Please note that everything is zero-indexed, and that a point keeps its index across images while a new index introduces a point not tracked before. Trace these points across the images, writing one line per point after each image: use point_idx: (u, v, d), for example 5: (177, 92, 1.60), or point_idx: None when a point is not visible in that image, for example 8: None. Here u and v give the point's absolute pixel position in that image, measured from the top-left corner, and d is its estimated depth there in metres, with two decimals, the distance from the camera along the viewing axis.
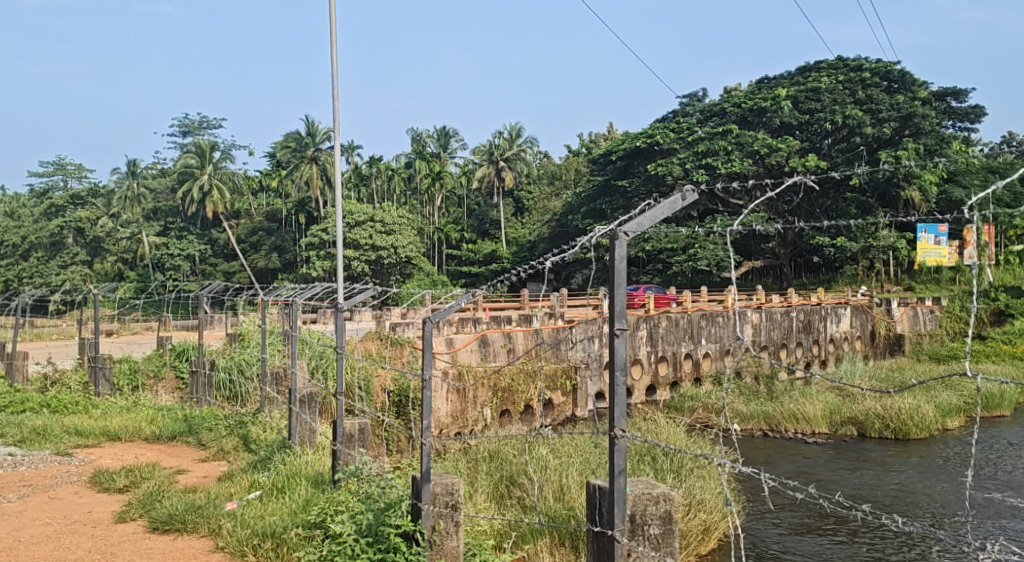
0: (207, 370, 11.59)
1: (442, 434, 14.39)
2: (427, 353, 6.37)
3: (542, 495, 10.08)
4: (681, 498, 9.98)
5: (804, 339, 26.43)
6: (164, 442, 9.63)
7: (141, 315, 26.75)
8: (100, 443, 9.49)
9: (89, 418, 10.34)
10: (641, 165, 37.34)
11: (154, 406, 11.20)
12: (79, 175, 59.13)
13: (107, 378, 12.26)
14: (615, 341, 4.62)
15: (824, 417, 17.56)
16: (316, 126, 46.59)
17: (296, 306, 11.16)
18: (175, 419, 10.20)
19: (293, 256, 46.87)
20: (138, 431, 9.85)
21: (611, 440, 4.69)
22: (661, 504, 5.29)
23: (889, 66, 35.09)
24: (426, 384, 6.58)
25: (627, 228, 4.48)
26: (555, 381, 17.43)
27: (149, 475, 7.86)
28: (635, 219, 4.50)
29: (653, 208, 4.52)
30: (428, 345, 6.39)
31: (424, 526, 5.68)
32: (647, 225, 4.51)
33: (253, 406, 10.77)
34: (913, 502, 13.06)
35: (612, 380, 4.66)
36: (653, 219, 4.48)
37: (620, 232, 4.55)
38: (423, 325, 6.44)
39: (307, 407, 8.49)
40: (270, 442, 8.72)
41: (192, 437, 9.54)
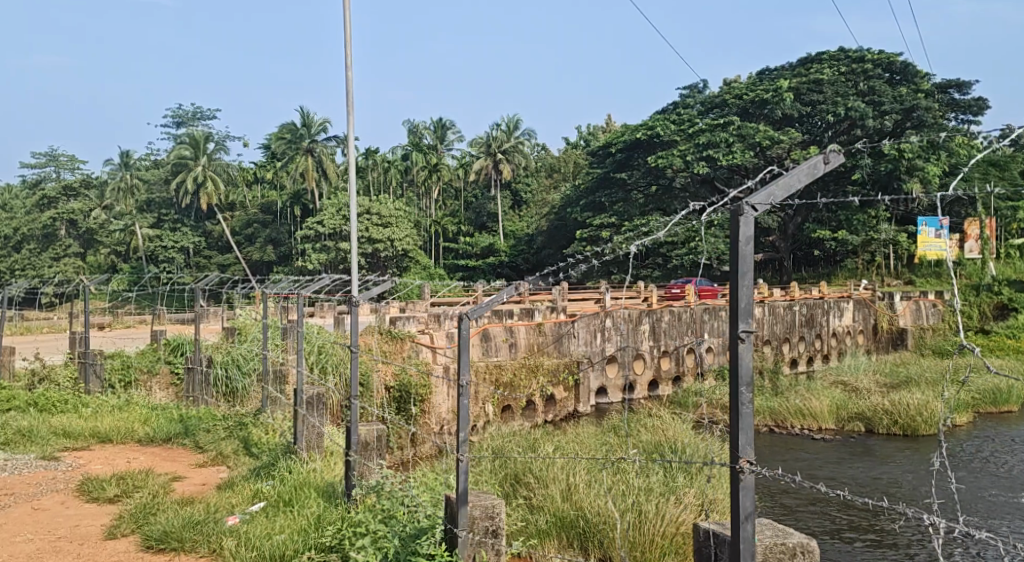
0: (203, 368, 11.22)
1: (444, 432, 13.96)
2: (465, 351, 5.71)
3: (550, 495, 9.71)
4: (694, 499, 9.70)
5: (807, 333, 26.22)
6: (157, 444, 9.26)
7: (134, 308, 26.34)
8: (89, 446, 9.14)
9: (78, 419, 9.95)
10: (641, 157, 36.98)
11: (147, 405, 10.81)
12: (71, 166, 58.63)
13: (97, 374, 11.90)
14: (740, 348, 3.73)
15: (831, 413, 17.33)
16: (310, 117, 46.37)
17: (300, 298, 10.81)
18: (169, 419, 9.83)
19: (288, 249, 46.45)
20: (129, 432, 9.47)
21: (732, 477, 3.79)
22: (799, 560, 4.50)
23: (891, 57, 34.83)
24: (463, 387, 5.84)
25: (757, 199, 3.60)
26: (558, 376, 17.16)
27: (142, 484, 7.50)
28: (766, 189, 3.64)
29: (788, 173, 3.69)
30: (467, 344, 5.76)
31: (462, 556, 5.34)
32: (780, 196, 3.65)
33: (252, 406, 10.43)
34: (923, 502, 12.64)
35: (735, 399, 3.74)
36: (788, 187, 3.64)
37: (747, 204, 3.65)
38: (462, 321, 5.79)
39: (313, 410, 8.06)
40: (274, 446, 8.39)
41: (188, 440, 9.20)
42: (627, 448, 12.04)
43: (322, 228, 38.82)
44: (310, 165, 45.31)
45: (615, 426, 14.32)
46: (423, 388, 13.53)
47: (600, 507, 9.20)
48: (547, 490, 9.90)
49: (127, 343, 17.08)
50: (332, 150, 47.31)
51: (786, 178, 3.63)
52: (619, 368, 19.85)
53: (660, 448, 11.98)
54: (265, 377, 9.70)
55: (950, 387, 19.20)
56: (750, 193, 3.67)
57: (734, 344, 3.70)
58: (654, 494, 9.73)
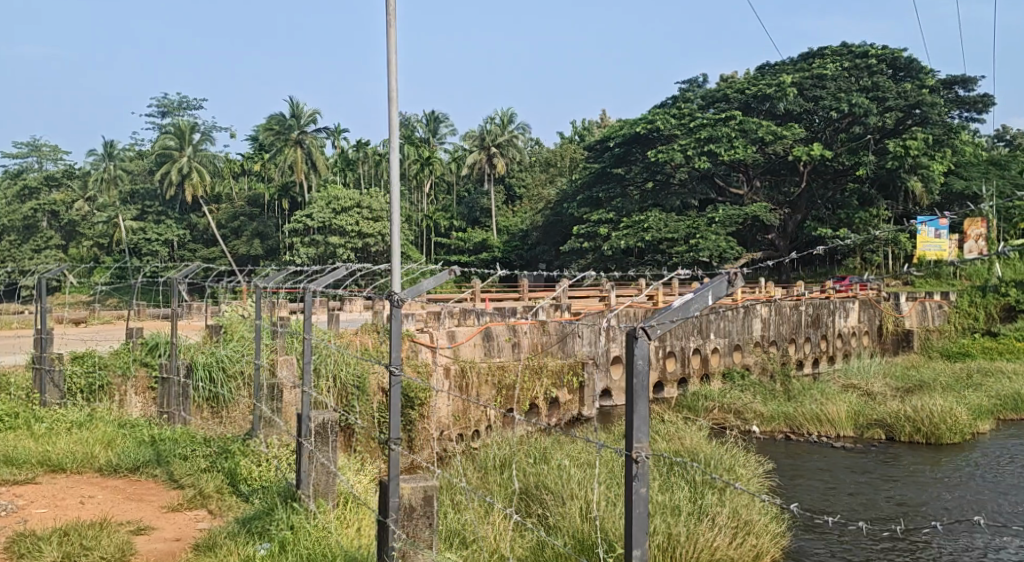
0: (180, 379, 9.77)
1: (444, 439, 12.93)
2: (639, 401, 3.63)
3: (565, 513, 8.76)
4: (729, 520, 8.81)
5: (813, 335, 25.49)
6: (123, 475, 8.10)
7: (112, 304, 25.10)
8: (34, 479, 7.87)
9: (31, 440, 8.85)
10: (639, 152, 36.01)
11: (114, 422, 9.71)
12: (54, 157, 57.25)
13: (56, 384, 10.82)
14: (638, 394, 3.65)
15: (849, 419, 16.52)
16: (301, 107, 45.21)
17: (307, 293, 9.23)
18: (137, 444, 8.73)
19: (276, 243, 45.33)
20: (88, 459, 8.31)
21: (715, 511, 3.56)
22: None
23: (896, 53, 34.09)
24: (637, 462, 3.70)
25: (678, 312, 3.63)
26: (561, 378, 16.20)
27: (94, 544, 6.11)
28: (670, 310, 3.63)
29: (687, 295, 3.67)
30: (641, 379, 3.62)
31: None
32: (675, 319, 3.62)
33: (239, 429, 9.50)
34: (952, 512, 11.76)
35: (632, 399, 3.66)
36: (690, 307, 3.65)
37: (676, 311, 3.64)
38: (633, 341, 3.61)
39: (322, 444, 6.82)
40: (272, 489, 7.24)
41: (160, 470, 8.09)
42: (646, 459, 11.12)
43: (311, 221, 37.76)
44: (301, 157, 44.30)
45: (625, 433, 13.43)
46: (422, 392, 12.58)
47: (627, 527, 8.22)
48: (565, 508, 8.91)
49: (100, 341, 15.90)
50: (322, 142, 46.28)
51: (692, 296, 3.65)
52: (623, 369, 19.15)
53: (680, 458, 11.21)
54: (257, 394, 8.62)
55: (970, 393, 18.51)
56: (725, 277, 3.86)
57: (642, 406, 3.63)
58: (687, 516, 8.69)
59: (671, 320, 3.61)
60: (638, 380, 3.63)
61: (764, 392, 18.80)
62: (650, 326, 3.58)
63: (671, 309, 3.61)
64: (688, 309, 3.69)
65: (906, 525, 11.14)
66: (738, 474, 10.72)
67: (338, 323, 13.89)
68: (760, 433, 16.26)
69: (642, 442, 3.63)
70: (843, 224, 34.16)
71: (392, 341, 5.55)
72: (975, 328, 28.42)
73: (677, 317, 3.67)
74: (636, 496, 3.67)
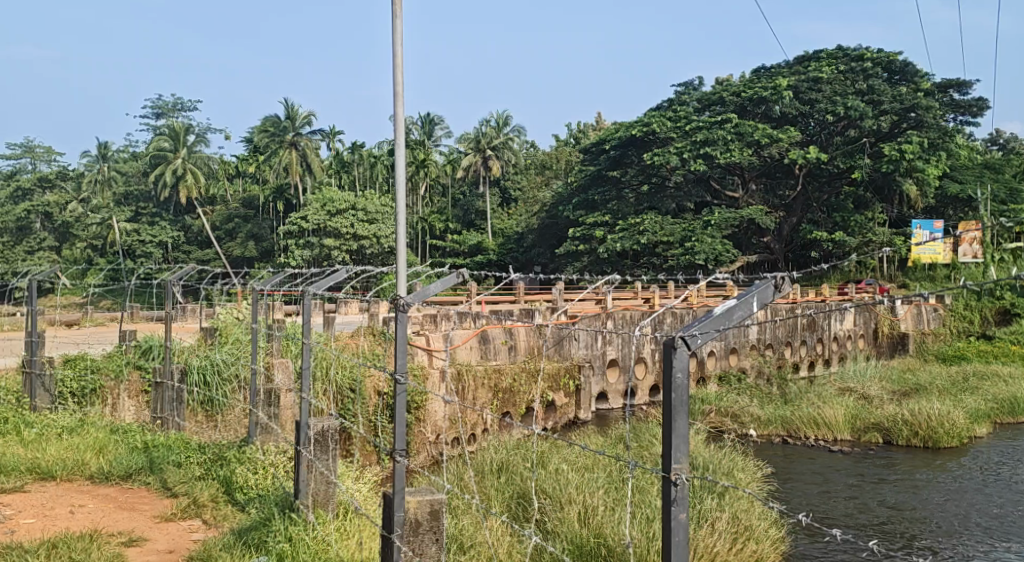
0: (174, 383, 9.67)
1: (439, 443, 12.87)
2: (679, 417, 3.07)
3: (564, 518, 8.68)
4: (729, 526, 8.72)
5: (808, 338, 25.51)
6: (114, 483, 7.98)
7: (105, 306, 24.92)
8: (22, 486, 7.75)
9: (21, 447, 8.72)
10: (635, 153, 35.55)
11: (105, 428, 9.61)
12: (47, 158, 57.03)
13: (46, 389, 10.66)
14: (679, 412, 3.09)
15: (847, 423, 16.45)
16: (296, 109, 45.12)
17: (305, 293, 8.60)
18: (129, 450, 8.61)
19: (271, 245, 45.23)
20: (79, 466, 8.18)
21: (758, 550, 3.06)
22: None
23: (891, 56, 34.10)
24: (675, 488, 3.13)
25: (724, 317, 3.14)
26: (558, 381, 16.17)
27: (82, 558, 5.96)
28: (715, 315, 3.13)
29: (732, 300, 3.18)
30: (682, 394, 3.09)
31: None
32: (717, 327, 3.13)
33: (235, 435, 9.40)
34: (951, 517, 11.71)
35: (669, 416, 3.09)
36: (735, 314, 3.17)
37: (721, 316, 3.14)
38: (671, 351, 3.07)
39: (321, 453, 6.53)
40: (269, 498, 7.09)
41: (153, 478, 7.97)
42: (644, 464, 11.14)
43: (306, 223, 37.64)
44: (295, 159, 44.18)
45: (622, 437, 13.34)
46: (418, 395, 12.54)
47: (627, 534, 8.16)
48: (563, 513, 8.83)
49: (92, 344, 15.77)
50: (317, 144, 46.17)
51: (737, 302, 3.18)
52: (619, 373, 19.11)
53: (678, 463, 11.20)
54: (253, 399, 8.36)
55: (967, 397, 18.48)
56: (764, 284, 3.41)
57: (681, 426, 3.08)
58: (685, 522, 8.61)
59: (718, 326, 3.10)
60: (677, 393, 3.09)
61: (761, 396, 18.72)
62: (696, 333, 3.05)
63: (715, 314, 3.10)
64: (732, 317, 3.23)
65: (905, 532, 11.07)
66: (737, 479, 10.66)
67: (333, 326, 13.83)
68: (757, 436, 16.19)
69: (682, 465, 3.07)
70: (838, 227, 34.13)
71: (397, 345, 4.97)
72: (970, 332, 28.43)
73: (721, 323, 3.16)
74: (673, 531, 3.10)
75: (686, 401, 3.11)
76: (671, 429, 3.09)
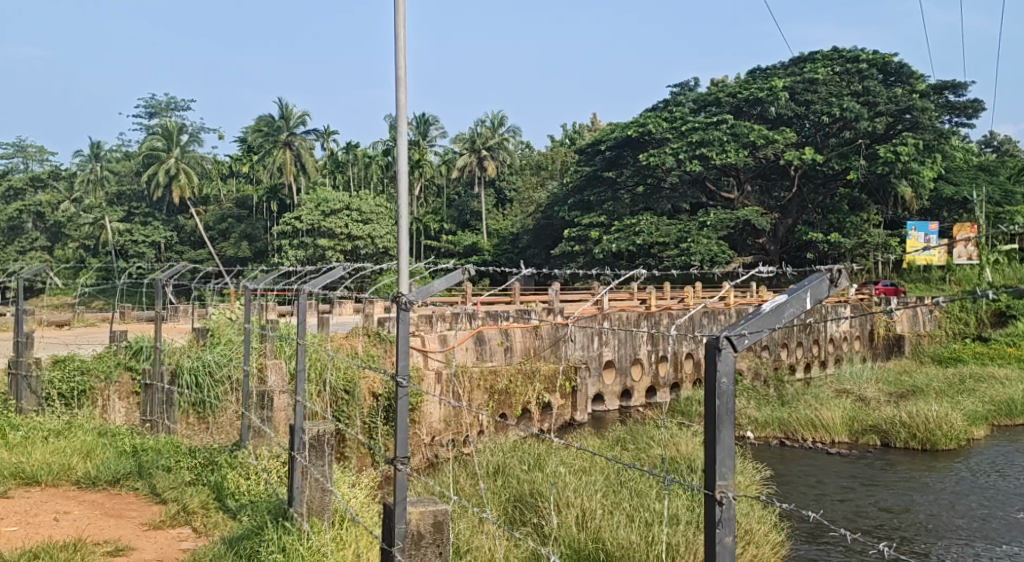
0: (164, 385, 9.50)
1: (434, 445, 12.72)
2: (724, 427, 2.83)
3: (563, 522, 8.55)
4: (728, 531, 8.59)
5: (805, 339, 25.48)
6: (101, 489, 7.82)
7: (96, 306, 24.69)
8: (7, 492, 7.57)
9: (6, 451, 8.54)
10: (631, 155, 35.68)
11: (94, 431, 9.43)
12: (40, 157, 56.72)
13: (32, 389, 10.40)
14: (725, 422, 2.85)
15: (844, 425, 16.37)
16: (290, 109, 44.91)
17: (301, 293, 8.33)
18: (117, 455, 8.44)
19: (264, 245, 45.02)
20: (65, 471, 8.01)
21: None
22: None
23: (887, 57, 34.05)
24: (719, 507, 2.86)
25: (772, 317, 2.92)
26: (554, 382, 16.03)
27: None
28: (761, 315, 2.91)
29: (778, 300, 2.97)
30: (728, 401, 2.85)
31: None
32: (764, 330, 2.90)
33: (226, 440, 9.22)
34: (950, 521, 11.62)
35: (715, 427, 2.85)
36: (781, 314, 2.94)
37: (769, 317, 2.91)
38: (716, 353, 2.86)
39: (317, 459, 6.36)
40: (261, 506, 6.92)
41: (141, 484, 7.81)
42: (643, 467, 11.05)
43: (300, 223, 37.45)
44: (289, 159, 43.98)
45: (619, 439, 13.21)
46: (414, 396, 12.36)
47: (624, 537, 8.04)
48: (561, 516, 8.71)
49: (82, 345, 15.57)
50: (311, 144, 45.98)
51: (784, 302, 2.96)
52: (615, 374, 18.97)
53: (677, 467, 11.09)
54: (246, 402, 8.22)
55: (965, 399, 18.41)
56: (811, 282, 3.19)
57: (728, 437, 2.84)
58: (685, 526, 8.55)
59: (766, 328, 2.89)
60: (723, 400, 2.84)
61: (758, 398, 18.62)
62: (742, 334, 2.84)
63: (764, 311, 2.89)
64: (782, 315, 3.03)
65: (905, 537, 10.97)
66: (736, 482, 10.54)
67: (328, 326, 13.67)
68: (754, 439, 16.10)
69: (728, 481, 2.82)
70: (833, 229, 34.07)
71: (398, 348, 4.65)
72: (966, 333, 28.38)
73: (768, 324, 2.94)
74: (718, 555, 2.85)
75: (731, 410, 2.88)
76: (715, 441, 2.86)
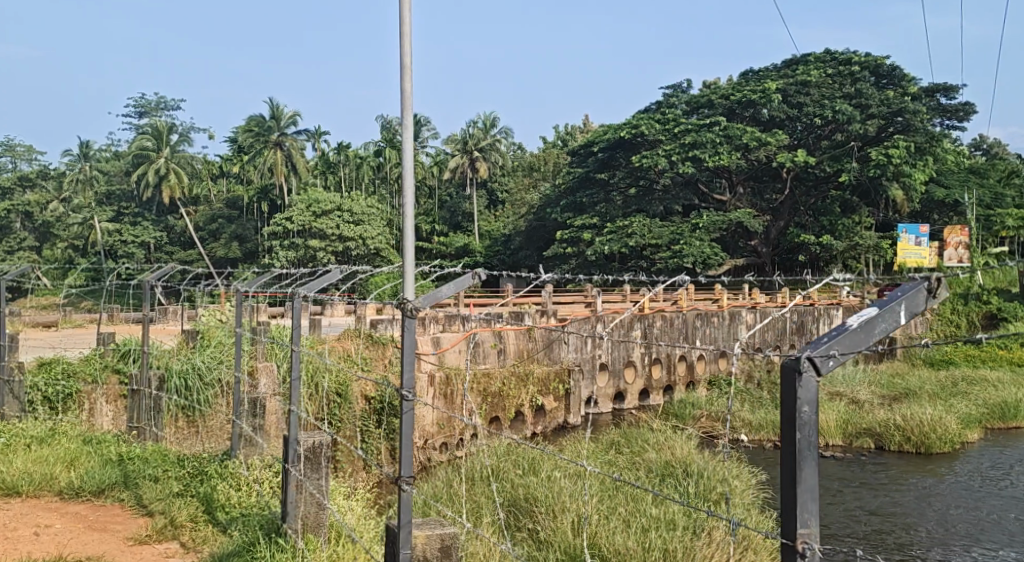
0: (151, 392, 9.19)
1: (427, 450, 12.57)
2: (801, 460, 2.74)
3: (557, 527, 8.42)
4: (725, 537, 8.47)
5: (798, 341, 25.57)
6: (85, 500, 7.66)
7: (85, 308, 24.42)
8: None
9: None
10: (623, 156, 35.65)
11: (79, 437, 9.27)
12: (28, 157, 56.28)
13: (15, 395, 10.10)
14: (802, 456, 2.76)
15: (839, 428, 16.30)
16: (281, 109, 44.65)
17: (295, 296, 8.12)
18: (103, 463, 8.30)
19: (254, 246, 44.72)
20: (48, 481, 7.83)
21: None
22: None
23: (879, 60, 34.09)
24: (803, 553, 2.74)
25: (852, 336, 2.73)
26: (547, 385, 15.93)
27: None
28: (840, 336, 2.74)
29: (863, 317, 2.77)
30: (802, 432, 2.75)
31: None
32: (849, 352, 2.74)
33: (216, 449, 9.06)
34: (946, 526, 11.55)
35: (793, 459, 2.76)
36: (863, 333, 2.75)
37: (849, 338, 2.74)
38: (796, 379, 2.76)
39: (313, 473, 6.19)
40: (252, 520, 6.69)
41: (128, 495, 7.67)
42: (639, 471, 10.99)
43: (291, 225, 37.24)
44: (280, 159, 43.74)
45: (614, 442, 13.10)
46: None
47: (620, 543, 7.95)
48: (556, 522, 8.57)
49: (70, 347, 15.37)
50: (301, 144, 45.76)
51: (865, 317, 2.76)
52: (609, 377, 18.87)
53: (672, 470, 10.99)
54: (236, 410, 8.03)
55: (958, 402, 18.41)
56: (916, 292, 2.91)
57: (802, 473, 2.75)
58: (683, 532, 8.44)
59: (855, 351, 2.72)
60: (802, 430, 2.75)
61: (751, 400, 18.57)
62: (826, 356, 2.71)
63: (849, 330, 2.73)
64: (872, 331, 2.82)
65: (902, 543, 10.87)
66: (733, 486, 10.46)
67: (319, 329, 13.55)
68: (749, 442, 16.03)
69: (808, 520, 2.72)
70: (825, 231, 34.03)
71: (404, 357, 4.46)
72: (957, 336, 28.46)
73: (855, 345, 2.77)
74: None
75: (815, 442, 2.78)
76: (797, 476, 2.75)
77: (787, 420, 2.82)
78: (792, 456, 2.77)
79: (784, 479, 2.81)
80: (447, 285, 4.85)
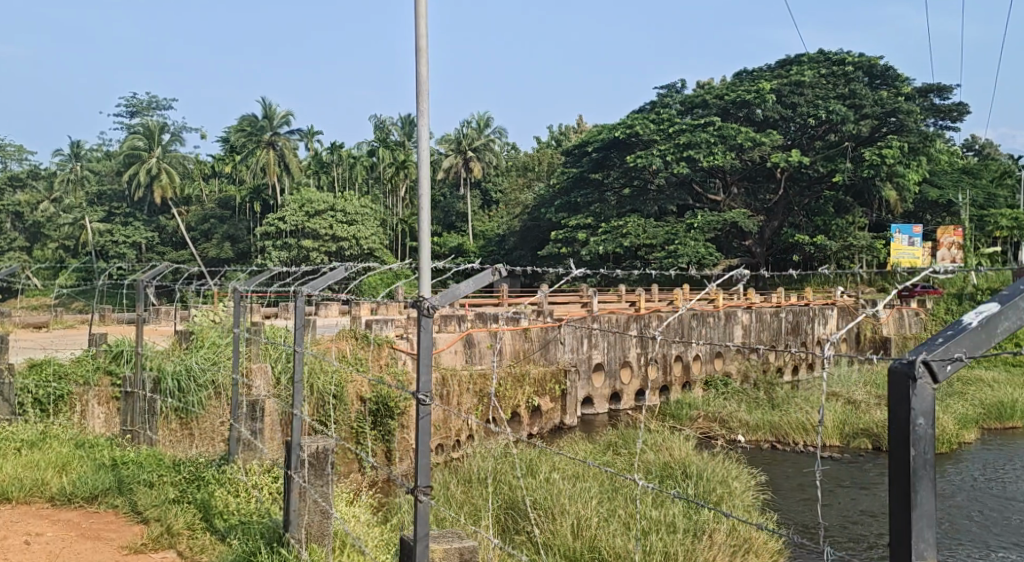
0: (145, 394, 9.22)
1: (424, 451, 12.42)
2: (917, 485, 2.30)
3: (557, 529, 8.30)
4: (726, 540, 8.35)
5: (793, 341, 25.53)
6: (77, 506, 7.51)
7: (76, 309, 24.20)
8: None
9: None
10: (617, 156, 35.58)
11: (70, 441, 9.13)
12: (19, 156, 55.93)
13: (6, 397, 10.06)
14: (918, 478, 2.32)
15: (835, 429, 16.23)
16: (273, 109, 44.43)
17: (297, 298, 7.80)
18: (95, 468, 8.14)
19: (247, 246, 44.43)
20: (39, 487, 7.68)
21: None
22: None
23: (873, 60, 34.12)
24: None
25: (978, 334, 2.32)
26: (544, 386, 15.82)
27: None
28: (962, 334, 2.32)
29: (987, 312, 2.36)
30: (920, 451, 2.31)
31: None
32: (971, 354, 2.32)
33: (210, 453, 8.90)
34: (946, 527, 11.47)
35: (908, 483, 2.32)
36: (990, 329, 2.34)
37: (974, 339, 2.32)
38: (908, 387, 2.33)
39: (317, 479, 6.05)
40: (252, 529, 6.54)
41: (121, 501, 7.51)
42: (637, 473, 10.89)
43: (283, 224, 37.05)
44: (272, 159, 43.52)
45: (611, 444, 12.98)
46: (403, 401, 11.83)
47: (621, 546, 7.86)
48: (555, 524, 8.44)
49: (61, 348, 15.19)
50: (294, 144, 45.56)
51: (990, 311, 2.35)
52: (605, 377, 18.77)
53: (671, 472, 10.89)
54: (234, 413, 7.90)
55: (954, 402, 18.37)
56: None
57: (917, 500, 2.32)
58: (683, 534, 8.37)
59: (980, 351, 2.31)
60: (916, 448, 2.32)
61: (748, 400, 18.49)
62: (946, 359, 2.29)
63: (971, 328, 2.32)
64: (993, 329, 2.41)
65: None
66: (732, 488, 10.35)
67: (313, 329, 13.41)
68: (746, 443, 15.95)
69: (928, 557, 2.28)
70: (820, 231, 34.01)
71: (421, 359, 4.13)
72: None
73: (976, 344, 2.34)
74: None
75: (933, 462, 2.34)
76: (911, 502, 2.32)
77: (897, 436, 2.39)
78: (903, 479, 2.34)
79: (894, 504, 2.37)
80: (466, 282, 4.16)
